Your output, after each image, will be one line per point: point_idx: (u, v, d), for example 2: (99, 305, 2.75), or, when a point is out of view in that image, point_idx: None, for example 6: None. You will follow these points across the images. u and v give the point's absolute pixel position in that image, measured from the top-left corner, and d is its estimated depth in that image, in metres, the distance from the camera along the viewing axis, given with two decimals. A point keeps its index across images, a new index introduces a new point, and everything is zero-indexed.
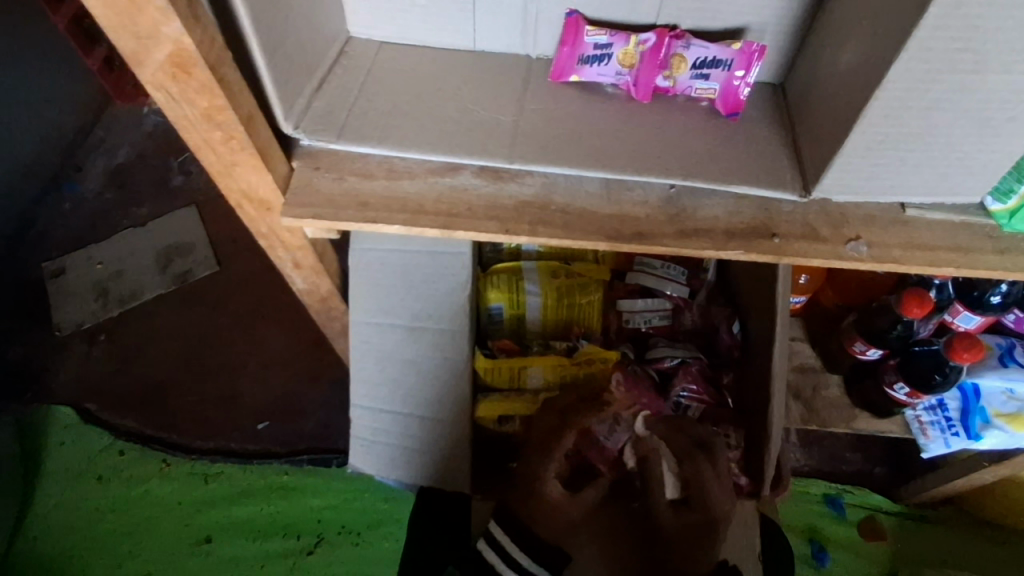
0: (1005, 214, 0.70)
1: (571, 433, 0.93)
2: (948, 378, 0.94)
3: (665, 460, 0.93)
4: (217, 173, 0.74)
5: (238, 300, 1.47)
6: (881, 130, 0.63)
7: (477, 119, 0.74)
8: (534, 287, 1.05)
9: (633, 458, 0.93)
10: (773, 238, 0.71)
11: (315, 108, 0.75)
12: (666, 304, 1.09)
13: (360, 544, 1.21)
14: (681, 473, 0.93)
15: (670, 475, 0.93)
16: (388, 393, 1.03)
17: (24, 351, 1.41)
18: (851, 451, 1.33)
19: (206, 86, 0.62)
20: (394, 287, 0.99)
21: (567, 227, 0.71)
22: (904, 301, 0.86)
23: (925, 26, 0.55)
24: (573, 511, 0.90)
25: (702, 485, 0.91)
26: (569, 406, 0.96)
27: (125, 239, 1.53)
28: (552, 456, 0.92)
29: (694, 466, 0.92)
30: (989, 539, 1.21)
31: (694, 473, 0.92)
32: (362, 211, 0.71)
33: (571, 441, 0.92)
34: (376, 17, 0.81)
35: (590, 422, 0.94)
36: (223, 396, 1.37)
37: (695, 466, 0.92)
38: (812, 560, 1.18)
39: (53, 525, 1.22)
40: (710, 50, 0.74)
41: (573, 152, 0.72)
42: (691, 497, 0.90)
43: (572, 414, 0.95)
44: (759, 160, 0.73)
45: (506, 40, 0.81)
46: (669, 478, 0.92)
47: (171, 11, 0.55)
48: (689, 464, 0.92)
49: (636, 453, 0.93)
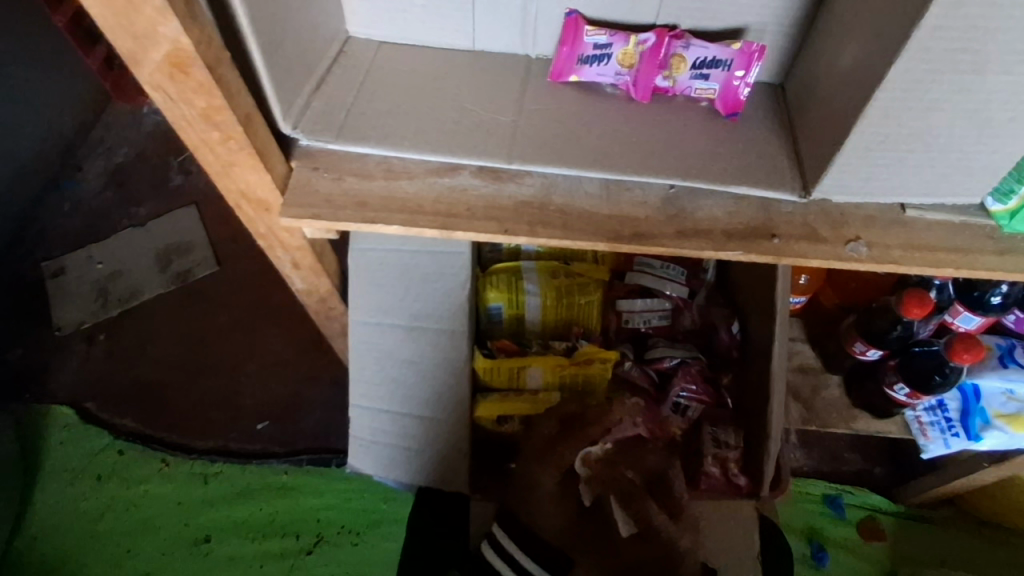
0: (1005, 214, 0.70)
1: (574, 443, 0.94)
2: (948, 378, 0.94)
3: (613, 498, 0.91)
4: (216, 173, 0.74)
5: (237, 300, 1.47)
6: (882, 130, 0.63)
7: (476, 119, 0.74)
8: (534, 286, 1.04)
9: (589, 495, 0.92)
10: (773, 239, 0.70)
11: (314, 108, 0.74)
12: (665, 304, 1.08)
13: (359, 544, 1.21)
14: (629, 510, 0.91)
15: (620, 511, 0.91)
16: (386, 393, 1.03)
17: (24, 351, 1.41)
18: (851, 451, 1.33)
19: (204, 86, 0.62)
20: (393, 287, 0.99)
21: (566, 227, 0.71)
22: (904, 302, 0.86)
23: (925, 26, 0.55)
24: (550, 519, 0.93)
25: (649, 524, 0.91)
26: (569, 416, 0.96)
27: (124, 239, 1.53)
28: (555, 460, 0.94)
29: (640, 503, 0.91)
30: (988, 539, 1.21)
31: (643, 511, 0.91)
32: (362, 210, 0.71)
33: (577, 452, 0.93)
34: (375, 17, 0.81)
35: (592, 432, 0.94)
36: (223, 396, 1.37)
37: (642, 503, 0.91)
38: (812, 560, 1.18)
39: (52, 526, 1.22)
40: (710, 51, 0.74)
41: (572, 152, 0.71)
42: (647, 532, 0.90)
43: (574, 424, 0.95)
44: (758, 160, 0.73)
45: (505, 40, 0.81)
46: (621, 518, 0.90)
47: (169, 10, 0.54)
48: (638, 501, 0.91)
49: (589, 487, 0.92)
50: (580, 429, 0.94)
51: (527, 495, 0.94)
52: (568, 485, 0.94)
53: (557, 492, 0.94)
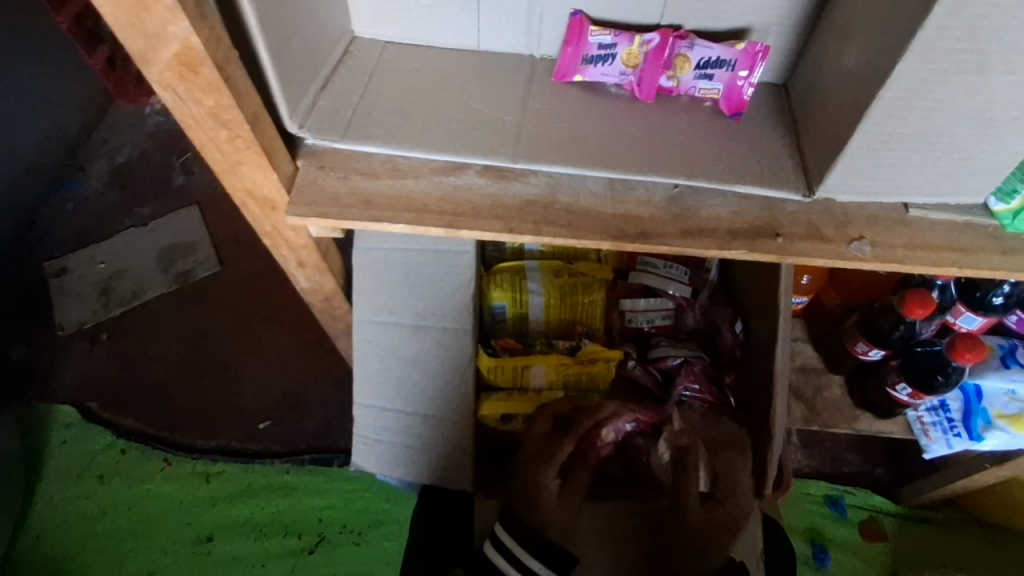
0: (1008, 214, 0.70)
1: (569, 441, 0.93)
2: (950, 378, 0.94)
3: (699, 450, 0.94)
4: (223, 172, 0.74)
5: (240, 299, 1.47)
6: (886, 129, 0.64)
7: (482, 118, 0.74)
8: (537, 286, 1.05)
9: (667, 451, 0.96)
10: (777, 238, 0.71)
11: (321, 108, 0.75)
12: (668, 303, 1.09)
13: (361, 543, 1.21)
14: (713, 466, 0.94)
15: (705, 466, 0.94)
16: (390, 392, 1.03)
17: (25, 350, 1.41)
18: (852, 451, 1.33)
19: (212, 84, 0.62)
20: (398, 285, 0.99)
21: (571, 226, 0.71)
22: (907, 301, 0.86)
23: (930, 26, 0.55)
24: (555, 518, 0.91)
25: (729, 479, 0.92)
26: (567, 413, 0.97)
27: (126, 239, 1.53)
28: (551, 459, 0.92)
29: (726, 458, 0.93)
30: (991, 540, 1.21)
31: (725, 468, 0.93)
32: (367, 209, 0.71)
33: (568, 450, 0.92)
34: (380, 16, 0.81)
35: (585, 427, 0.95)
36: (225, 395, 1.37)
37: (728, 457, 0.93)
38: (813, 560, 1.19)
39: (55, 525, 1.22)
40: (714, 50, 0.74)
41: (578, 151, 0.72)
42: (718, 490, 0.92)
43: (569, 423, 0.96)
44: (763, 160, 0.73)
45: (510, 40, 0.81)
46: (701, 473, 0.93)
47: (179, 10, 0.55)
48: (724, 458, 0.93)
49: (669, 446, 0.96)
50: (575, 425, 0.95)
51: (534, 494, 0.92)
52: (570, 480, 0.93)
53: (561, 488, 0.93)
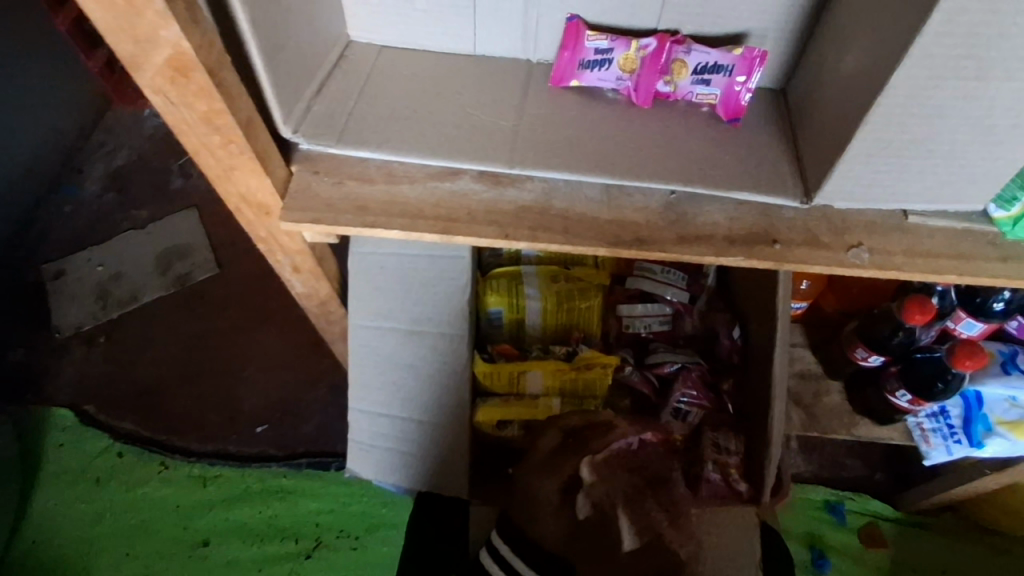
0: (1008, 221, 0.70)
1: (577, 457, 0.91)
2: (950, 385, 0.94)
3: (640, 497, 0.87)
4: (216, 177, 0.74)
5: (238, 302, 1.47)
6: (884, 136, 0.63)
7: (477, 123, 0.74)
8: (534, 291, 1.04)
9: (585, 508, 0.86)
10: (774, 245, 0.70)
11: (316, 112, 0.74)
12: (666, 309, 1.08)
13: (358, 548, 1.20)
14: (636, 521, 0.85)
15: (625, 520, 0.84)
16: (386, 397, 1.03)
17: (24, 352, 1.41)
18: (852, 457, 1.32)
19: (205, 89, 0.62)
20: (394, 291, 0.99)
21: (566, 232, 0.70)
22: (906, 308, 0.85)
23: (929, 32, 0.54)
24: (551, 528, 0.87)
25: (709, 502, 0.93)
26: (576, 428, 0.96)
27: (124, 241, 1.53)
28: (555, 472, 0.91)
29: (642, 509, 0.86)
30: (990, 546, 1.21)
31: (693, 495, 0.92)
32: (362, 215, 0.71)
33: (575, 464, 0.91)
34: (375, 20, 0.81)
35: (595, 446, 0.92)
36: (222, 398, 1.36)
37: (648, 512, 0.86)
38: (812, 567, 1.18)
39: (52, 527, 1.22)
40: (712, 55, 0.73)
41: (573, 156, 0.71)
42: (647, 543, 0.84)
43: (580, 437, 0.94)
44: (759, 165, 0.72)
45: (507, 45, 0.81)
46: (625, 527, 0.83)
47: (170, 14, 0.54)
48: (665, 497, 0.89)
49: (586, 501, 0.86)
50: (585, 442, 0.93)
51: (532, 509, 0.90)
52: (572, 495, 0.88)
53: (560, 503, 0.88)
